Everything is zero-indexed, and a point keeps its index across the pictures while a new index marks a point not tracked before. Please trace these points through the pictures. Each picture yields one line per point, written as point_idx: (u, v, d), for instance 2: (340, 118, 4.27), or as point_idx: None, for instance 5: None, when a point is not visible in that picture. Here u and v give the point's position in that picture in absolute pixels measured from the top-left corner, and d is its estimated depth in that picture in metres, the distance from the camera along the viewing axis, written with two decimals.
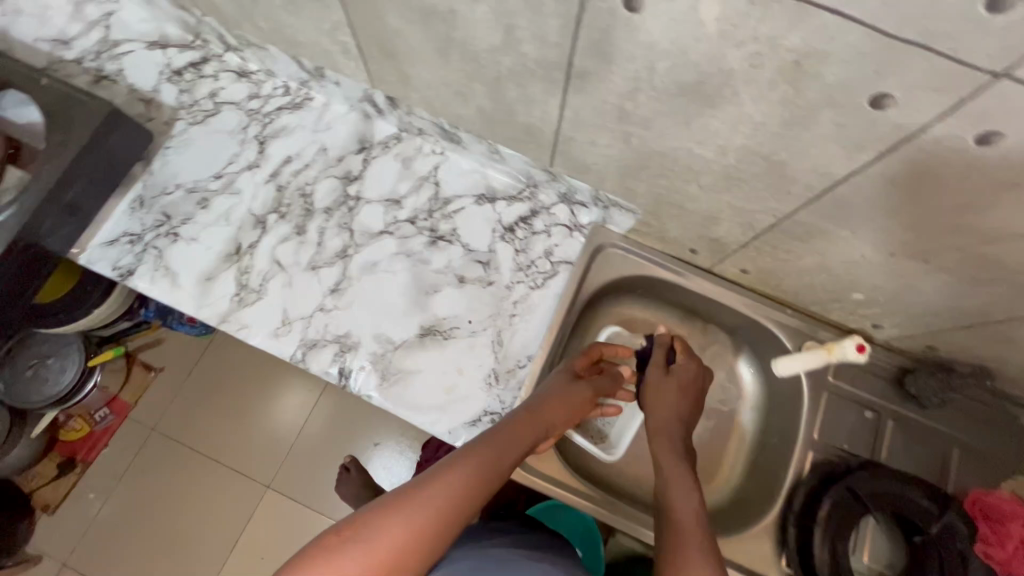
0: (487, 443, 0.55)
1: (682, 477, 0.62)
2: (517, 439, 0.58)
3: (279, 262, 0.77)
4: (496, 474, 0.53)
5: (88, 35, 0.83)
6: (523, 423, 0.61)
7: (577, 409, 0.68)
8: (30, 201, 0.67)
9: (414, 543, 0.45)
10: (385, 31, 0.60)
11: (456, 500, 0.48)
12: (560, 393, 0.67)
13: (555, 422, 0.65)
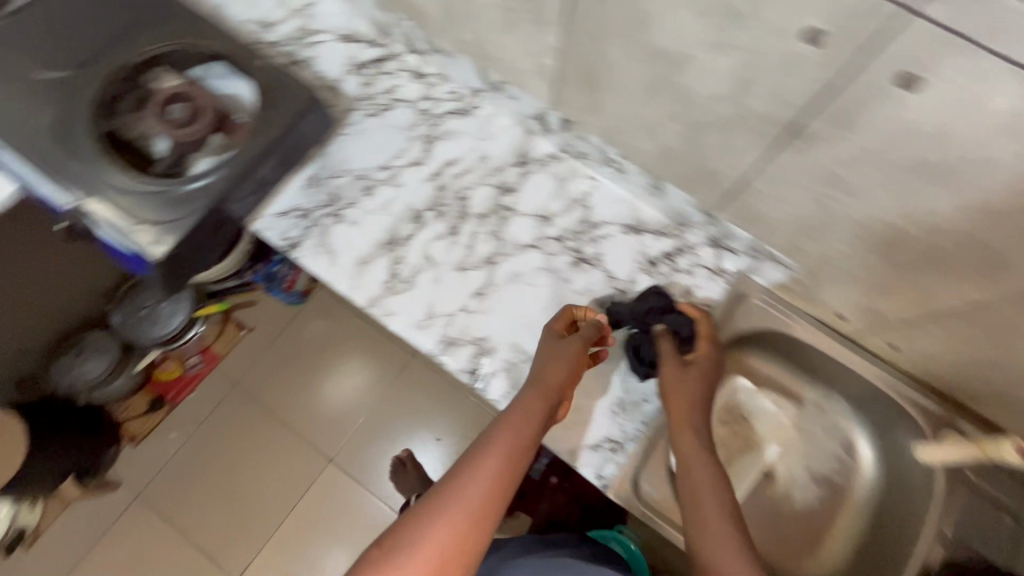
0: (499, 432, 0.60)
1: (694, 461, 0.65)
2: (524, 415, 0.62)
3: (431, 258, 0.81)
4: (514, 459, 0.58)
5: (289, 22, 0.90)
6: (529, 399, 0.64)
7: (575, 368, 0.69)
8: (235, 170, 0.73)
9: (456, 538, 0.51)
10: (601, 65, 0.62)
11: (484, 496, 0.54)
12: (555, 363, 0.69)
13: (559, 384, 0.67)
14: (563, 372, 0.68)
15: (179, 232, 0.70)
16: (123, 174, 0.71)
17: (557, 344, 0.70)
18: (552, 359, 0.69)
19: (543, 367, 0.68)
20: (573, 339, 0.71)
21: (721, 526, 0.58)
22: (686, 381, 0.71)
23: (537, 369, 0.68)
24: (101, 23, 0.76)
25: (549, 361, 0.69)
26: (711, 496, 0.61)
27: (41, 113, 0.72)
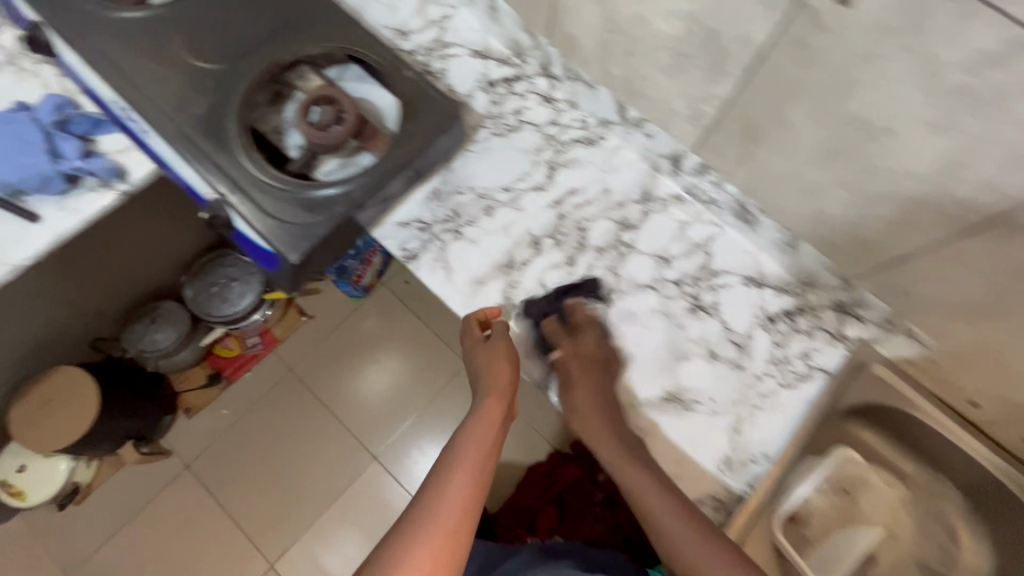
0: (466, 446, 0.66)
1: (624, 465, 0.70)
2: (484, 424, 0.69)
3: (546, 287, 0.80)
4: (482, 469, 0.65)
5: (425, 32, 0.90)
6: (489, 407, 0.71)
7: (513, 363, 0.75)
8: (375, 180, 0.72)
9: (445, 544, 0.56)
10: (775, 123, 0.61)
11: (459, 505, 0.60)
12: (501, 369, 0.74)
13: (506, 380, 0.74)
14: (491, 370, 0.74)
15: (315, 237, 0.69)
16: (266, 171, 0.72)
17: (501, 355, 0.74)
18: (494, 358, 0.73)
19: (482, 372, 0.74)
20: (492, 343, 0.75)
21: (685, 533, 0.64)
22: (589, 378, 0.74)
23: (480, 371, 0.74)
24: (259, 22, 0.78)
25: (490, 368, 0.74)
26: (671, 508, 0.66)
27: (196, 104, 0.74)
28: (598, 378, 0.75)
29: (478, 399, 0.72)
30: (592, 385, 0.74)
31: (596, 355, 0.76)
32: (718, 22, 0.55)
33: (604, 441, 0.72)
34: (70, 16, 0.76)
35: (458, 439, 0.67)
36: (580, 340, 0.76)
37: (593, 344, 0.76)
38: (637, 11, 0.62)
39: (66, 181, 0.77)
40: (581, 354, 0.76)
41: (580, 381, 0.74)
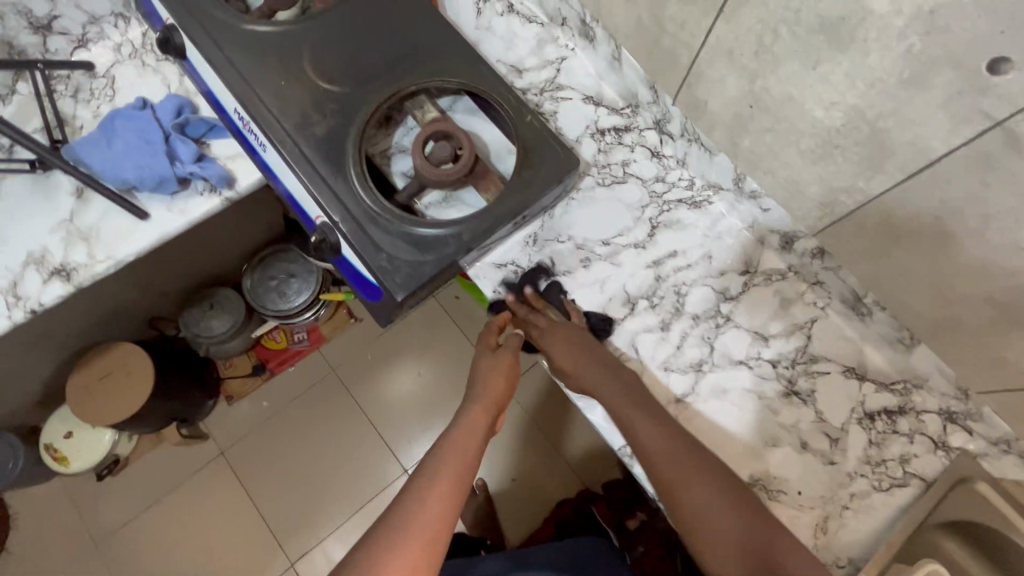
0: (449, 449, 0.68)
1: (628, 409, 0.71)
2: (472, 431, 0.72)
3: (637, 350, 0.78)
4: (464, 468, 0.67)
5: (540, 71, 0.90)
6: (476, 413, 0.73)
7: (512, 376, 0.79)
8: (485, 224, 0.71)
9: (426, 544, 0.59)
10: (925, 229, 0.57)
11: (439, 505, 0.62)
12: (492, 373, 0.77)
13: (500, 389, 0.77)
14: (487, 376, 0.77)
15: (423, 276, 0.68)
16: (379, 201, 0.71)
17: (494, 359, 0.78)
18: (493, 370, 0.77)
19: (483, 388, 0.76)
20: (499, 352, 0.80)
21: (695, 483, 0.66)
22: (566, 333, 0.77)
23: (476, 381, 0.77)
24: (385, 48, 0.78)
25: (484, 380, 0.77)
26: (677, 472, 0.67)
27: (316, 124, 0.74)
28: (573, 329, 0.77)
29: (467, 409, 0.75)
30: (560, 337, 0.77)
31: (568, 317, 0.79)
32: (889, 122, 0.52)
33: (614, 391, 0.72)
34: (206, 24, 0.77)
35: (442, 446, 0.69)
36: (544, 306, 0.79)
37: (565, 303, 0.80)
38: (790, 92, 0.60)
39: (177, 183, 0.78)
40: (553, 320, 0.78)
41: (552, 337, 0.77)
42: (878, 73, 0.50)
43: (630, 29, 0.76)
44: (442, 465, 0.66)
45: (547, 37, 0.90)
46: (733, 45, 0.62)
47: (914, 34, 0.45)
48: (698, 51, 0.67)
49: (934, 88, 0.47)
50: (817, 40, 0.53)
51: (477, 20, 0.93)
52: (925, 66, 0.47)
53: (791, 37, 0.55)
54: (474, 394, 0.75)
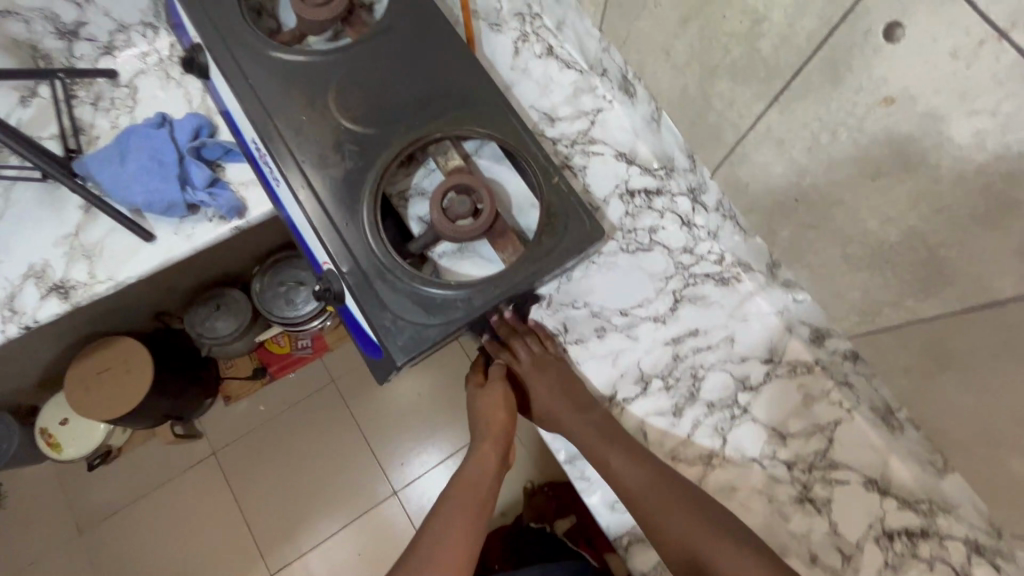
0: (458, 490, 0.72)
1: (598, 442, 0.70)
2: (484, 471, 0.75)
3: (645, 434, 0.74)
4: (474, 514, 0.71)
5: (573, 122, 0.85)
6: (483, 452, 0.75)
7: (510, 407, 0.76)
8: (500, 291, 0.67)
9: None
10: (976, 365, 0.52)
11: (455, 556, 0.66)
12: (490, 407, 0.76)
13: (499, 423, 0.76)
14: (487, 417, 0.76)
15: (428, 341, 0.65)
16: (390, 255, 0.67)
17: (486, 395, 0.77)
18: (489, 407, 0.76)
19: (489, 423, 0.76)
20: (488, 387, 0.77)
21: (668, 511, 0.64)
22: (549, 374, 0.74)
23: (478, 418, 0.76)
24: (414, 89, 0.74)
25: (486, 418, 0.76)
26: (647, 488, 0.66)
27: (333, 165, 0.71)
28: (557, 371, 0.74)
29: (476, 446, 0.76)
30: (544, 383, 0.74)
31: (550, 353, 0.76)
32: (952, 252, 0.47)
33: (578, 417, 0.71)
34: (233, 47, 0.75)
35: (453, 488, 0.73)
36: (528, 346, 0.75)
37: (541, 339, 0.77)
38: (842, 197, 0.55)
39: (186, 209, 0.76)
40: (527, 364, 0.75)
41: (535, 378, 0.74)
42: (946, 200, 0.45)
43: (674, 95, 0.71)
44: (452, 516, 0.70)
45: (585, 86, 0.87)
46: (785, 135, 0.57)
47: (996, 172, 0.40)
48: (745, 133, 0.63)
49: (1010, 231, 0.42)
50: (880, 153, 0.48)
51: (514, 61, 0.89)
52: (1005, 207, 0.41)
53: (851, 142, 0.50)
54: (476, 431, 0.76)
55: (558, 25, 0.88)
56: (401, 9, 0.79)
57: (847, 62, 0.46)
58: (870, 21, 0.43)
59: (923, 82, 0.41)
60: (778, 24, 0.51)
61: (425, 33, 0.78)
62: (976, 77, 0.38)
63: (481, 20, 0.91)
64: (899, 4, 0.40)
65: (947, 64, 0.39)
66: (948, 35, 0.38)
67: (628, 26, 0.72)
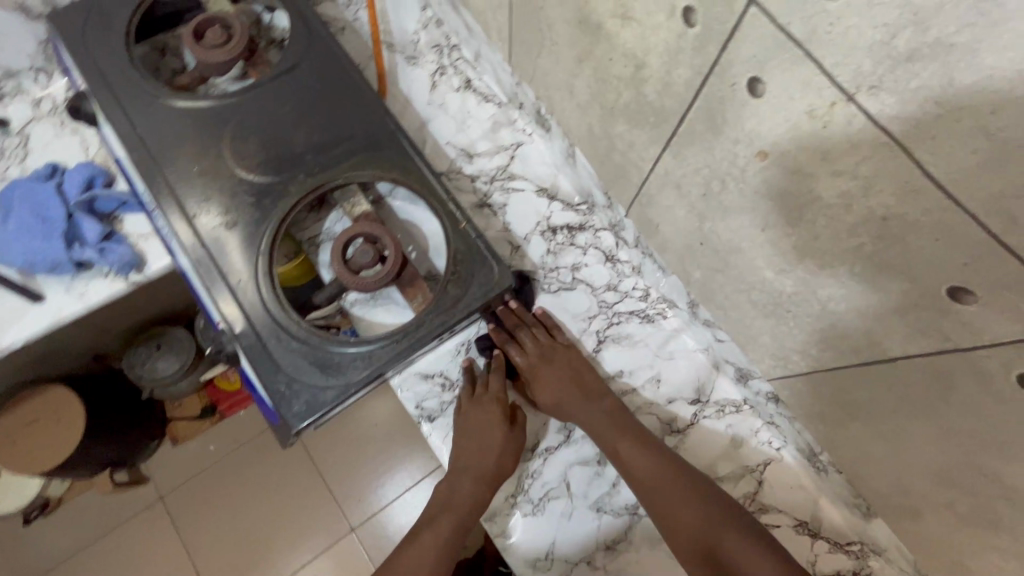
0: (442, 501, 0.68)
1: (609, 431, 0.67)
2: (461, 505, 0.66)
3: (568, 486, 0.71)
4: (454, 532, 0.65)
5: (492, 157, 0.82)
6: (478, 479, 0.67)
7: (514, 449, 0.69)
8: (404, 347, 0.64)
9: None
10: (882, 415, 0.50)
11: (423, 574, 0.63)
12: (493, 444, 0.68)
13: (498, 458, 0.68)
14: (483, 453, 0.68)
15: (325, 404, 0.62)
16: (285, 313, 0.64)
17: (497, 430, 0.69)
18: (485, 439, 0.68)
19: (480, 459, 0.68)
20: (484, 398, 0.71)
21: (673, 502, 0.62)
22: (556, 365, 0.72)
23: (477, 448, 0.68)
24: (315, 136, 0.72)
25: (483, 453, 0.68)
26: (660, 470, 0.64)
27: (227, 220, 0.68)
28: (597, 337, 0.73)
29: (464, 476, 0.68)
30: None
31: (603, 315, 0.75)
32: (842, 307, 0.45)
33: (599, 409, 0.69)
34: (123, 99, 0.72)
35: (435, 513, 0.67)
36: (586, 300, 0.75)
37: (606, 308, 0.75)
38: (740, 244, 0.52)
39: (76, 266, 0.72)
40: (532, 360, 0.72)
41: (576, 334, 0.73)
42: (827, 257, 0.43)
43: (582, 133, 0.68)
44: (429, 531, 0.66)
45: (504, 119, 0.84)
46: (681, 179, 0.55)
47: (865, 234, 0.38)
48: (647, 175, 0.60)
49: (888, 293, 0.40)
50: (765, 204, 0.46)
51: (430, 95, 0.86)
52: (880, 269, 0.39)
53: (739, 193, 0.48)
54: (473, 458, 0.68)
55: (475, 57, 0.85)
56: (304, 50, 0.76)
57: (722, 114, 0.44)
58: (734, 75, 0.40)
59: (789, 139, 0.39)
60: (658, 71, 0.48)
61: (329, 75, 0.75)
62: (833, 138, 0.36)
63: (397, 53, 0.88)
64: (755, 60, 0.38)
65: (806, 122, 0.37)
66: (803, 93, 0.36)
67: (532, 61, 0.69)
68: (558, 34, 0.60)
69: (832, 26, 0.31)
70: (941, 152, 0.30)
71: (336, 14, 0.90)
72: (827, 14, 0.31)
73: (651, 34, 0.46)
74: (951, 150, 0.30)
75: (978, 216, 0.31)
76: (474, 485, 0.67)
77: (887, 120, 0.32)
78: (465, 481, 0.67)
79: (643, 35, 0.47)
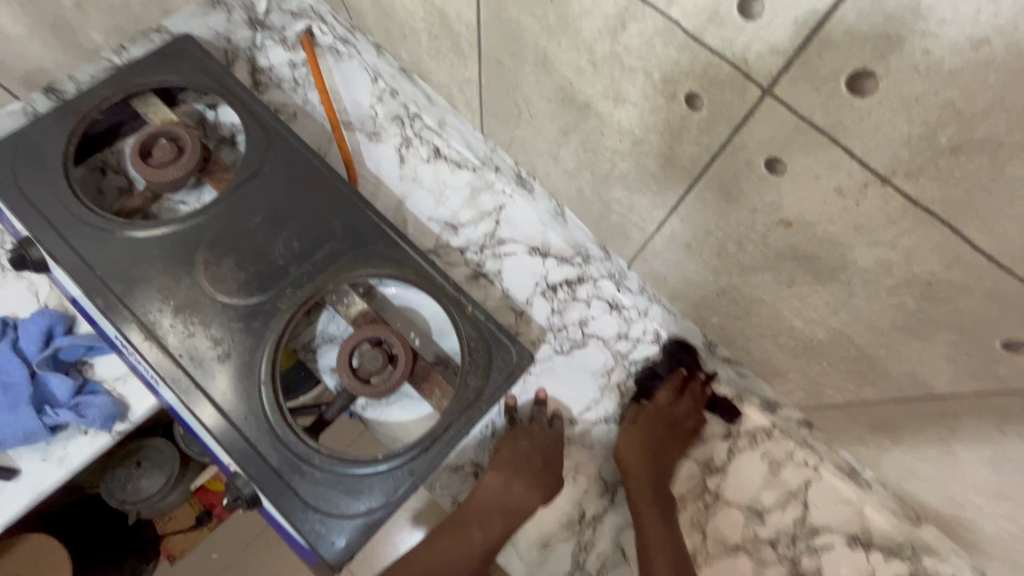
0: (488, 495, 0.66)
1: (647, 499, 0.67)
2: (511, 507, 0.65)
3: (624, 551, 0.69)
4: (505, 525, 0.65)
5: (477, 225, 0.80)
6: (540, 482, 0.66)
7: (560, 464, 0.69)
8: (436, 454, 0.61)
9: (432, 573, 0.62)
10: (929, 438, 0.51)
11: (460, 553, 0.63)
12: (552, 461, 0.68)
13: (551, 473, 0.67)
14: (544, 466, 0.67)
15: (365, 531, 0.58)
16: (302, 443, 0.60)
17: (553, 447, 0.69)
18: (546, 451, 0.68)
19: (539, 471, 0.67)
20: (544, 429, 0.70)
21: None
22: (644, 419, 0.71)
23: (537, 457, 0.67)
24: (295, 243, 0.68)
25: (543, 465, 0.67)
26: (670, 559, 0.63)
27: (220, 351, 0.63)
28: (666, 426, 0.71)
29: (517, 479, 0.66)
30: (655, 431, 0.70)
31: (667, 407, 0.71)
32: (881, 352, 0.45)
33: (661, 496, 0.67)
34: (74, 240, 0.66)
35: (484, 510, 0.65)
36: (678, 399, 0.72)
37: (689, 410, 0.72)
38: (762, 296, 0.52)
39: (50, 431, 0.65)
40: (651, 409, 0.71)
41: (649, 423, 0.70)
42: (864, 311, 0.43)
43: (572, 197, 0.67)
44: (471, 519, 0.65)
45: (481, 183, 0.81)
46: (690, 239, 0.55)
47: (908, 293, 0.38)
48: (652, 235, 0.60)
49: (933, 342, 0.40)
50: (789, 265, 0.46)
51: (401, 170, 0.83)
52: (924, 322, 0.39)
53: (757, 253, 0.48)
54: (530, 467, 0.66)
55: (439, 124, 0.82)
56: (264, 150, 0.71)
57: (737, 187, 0.44)
58: (749, 154, 0.40)
59: (817, 211, 0.39)
60: (658, 146, 0.48)
61: (295, 173, 0.71)
62: (868, 214, 0.36)
63: (357, 131, 0.85)
64: (774, 143, 0.37)
65: (835, 199, 0.37)
66: (830, 174, 0.36)
67: (509, 131, 0.68)
68: (537, 109, 0.59)
69: (862, 119, 0.32)
70: (992, 229, 0.31)
71: (284, 100, 0.86)
72: (855, 109, 0.32)
73: (648, 114, 0.45)
74: (1001, 228, 0.31)
75: None
76: (530, 487, 0.66)
77: (929, 201, 0.32)
78: (517, 486, 0.65)
79: (640, 115, 0.46)
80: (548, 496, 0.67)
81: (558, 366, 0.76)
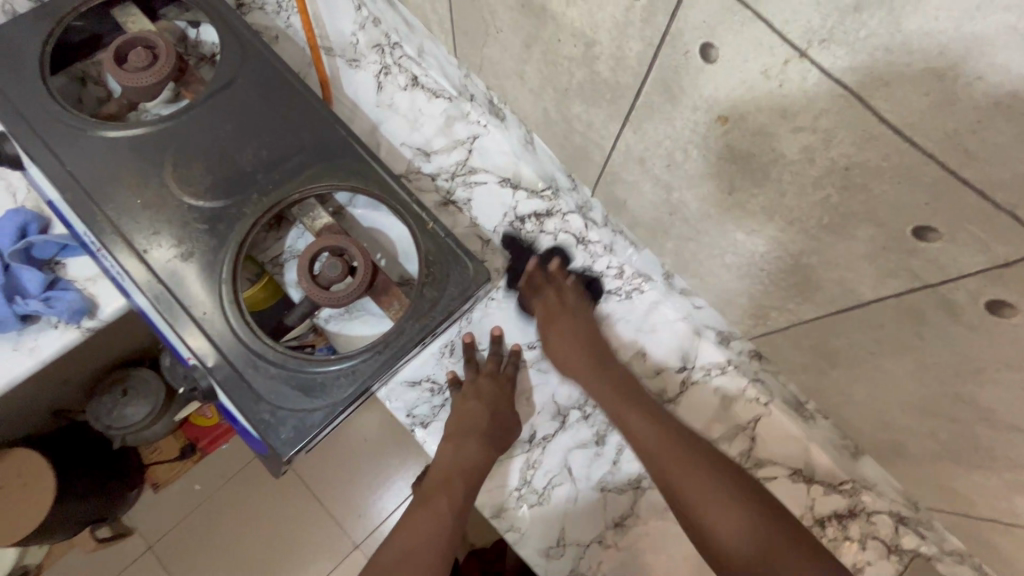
0: (445, 463, 0.67)
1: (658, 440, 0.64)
2: (468, 467, 0.66)
3: (570, 470, 0.71)
4: (468, 484, 0.66)
5: (449, 154, 0.81)
6: (492, 438, 0.68)
7: (510, 413, 0.71)
8: (389, 357, 0.63)
9: (417, 547, 0.60)
10: (860, 356, 0.52)
11: (436, 522, 0.62)
12: (505, 417, 0.70)
13: (506, 423, 0.70)
14: (495, 416, 0.69)
15: (314, 426, 0.60)
16: (256, 341, 0.62)
17: (506, 404, 0.71)
18: (497, 403, 0.69)
19: (490, 427, 0.68)
20: (491, 378, 0.71)
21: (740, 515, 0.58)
22: (575, 320, 0.73)
23: (491, 415, 0.69)
24: (263, 152, 0.69)
25: (493, 422, 0.68)
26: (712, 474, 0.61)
27: (183, 251, 0.64)
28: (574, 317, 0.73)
29: (470, 439, 0.67)
30: (564, 327, 0.72)
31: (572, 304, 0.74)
32: (814, 260, 0.46)
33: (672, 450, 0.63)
34: (47, 137, 0.67)
35: (447, 476, 0.65)
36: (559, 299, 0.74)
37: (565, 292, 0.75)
38: (709, 211, 0.53)
39: (21, 321, 0.67)
40: (557, 307, 0.73)
41: (557, 322, 0.73)
42: (795, 213, 0.44)
43: (538, 120, 0.68)
44: (438, 485, 0.65)
45: (456, 113, 0.82)
46: (644, 153, 0.55)
47: (830, 185, 0.39)
48: (609, 153, 0.60)
49: (855, 240, 0.41)
50: (729, 169, 0.46)
51: (378, 96, 0.84)
52: (847, 216, 0.40)
53: (702, 159, 0.48)
54: (482, 424, 0.68)
55: (418, 52, 0.81)
56: (238, 61, 0.72)
57: (679, 83, 0.44)
58: (686, 43, 0.40)
59: (746, 100, 0.39)
60: (609, 47, 0.48)
61: (268, 86, 0.71)
62: (791, 95, 0.36)
63: (337, 57, 0.85)
64: (706, 26, 0.38)
65: (763, 83, 0.37)
66: (756, 54, 0.36)
67: (478, 51, 0.68)
68: (501, 21, 0.59)
69: None
70: (897, 96, 0.31)
71: (267, 22, 0.86)
72: None
73: (597, 11, 0.46)
74: (902, 94, 0.31)
75: (934, 154, 0.32)
76: (482, 446, 0.67)
77: (842, 73, 0.33)
78: (471, 444, 0.67)
79: (590, 12, 0.46)
80: (501, 444, 0.69)
81: (520, 294, 0.77)
